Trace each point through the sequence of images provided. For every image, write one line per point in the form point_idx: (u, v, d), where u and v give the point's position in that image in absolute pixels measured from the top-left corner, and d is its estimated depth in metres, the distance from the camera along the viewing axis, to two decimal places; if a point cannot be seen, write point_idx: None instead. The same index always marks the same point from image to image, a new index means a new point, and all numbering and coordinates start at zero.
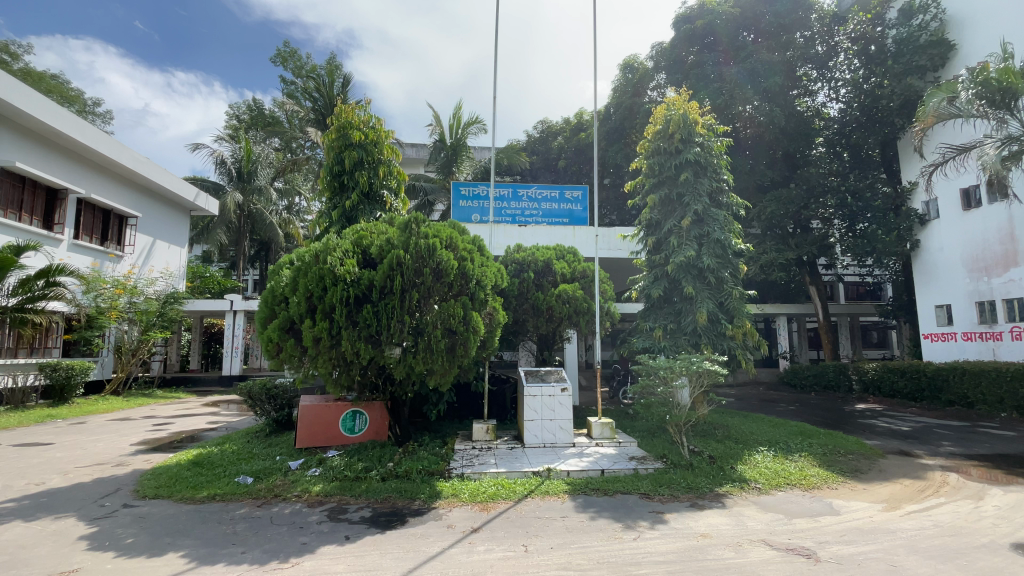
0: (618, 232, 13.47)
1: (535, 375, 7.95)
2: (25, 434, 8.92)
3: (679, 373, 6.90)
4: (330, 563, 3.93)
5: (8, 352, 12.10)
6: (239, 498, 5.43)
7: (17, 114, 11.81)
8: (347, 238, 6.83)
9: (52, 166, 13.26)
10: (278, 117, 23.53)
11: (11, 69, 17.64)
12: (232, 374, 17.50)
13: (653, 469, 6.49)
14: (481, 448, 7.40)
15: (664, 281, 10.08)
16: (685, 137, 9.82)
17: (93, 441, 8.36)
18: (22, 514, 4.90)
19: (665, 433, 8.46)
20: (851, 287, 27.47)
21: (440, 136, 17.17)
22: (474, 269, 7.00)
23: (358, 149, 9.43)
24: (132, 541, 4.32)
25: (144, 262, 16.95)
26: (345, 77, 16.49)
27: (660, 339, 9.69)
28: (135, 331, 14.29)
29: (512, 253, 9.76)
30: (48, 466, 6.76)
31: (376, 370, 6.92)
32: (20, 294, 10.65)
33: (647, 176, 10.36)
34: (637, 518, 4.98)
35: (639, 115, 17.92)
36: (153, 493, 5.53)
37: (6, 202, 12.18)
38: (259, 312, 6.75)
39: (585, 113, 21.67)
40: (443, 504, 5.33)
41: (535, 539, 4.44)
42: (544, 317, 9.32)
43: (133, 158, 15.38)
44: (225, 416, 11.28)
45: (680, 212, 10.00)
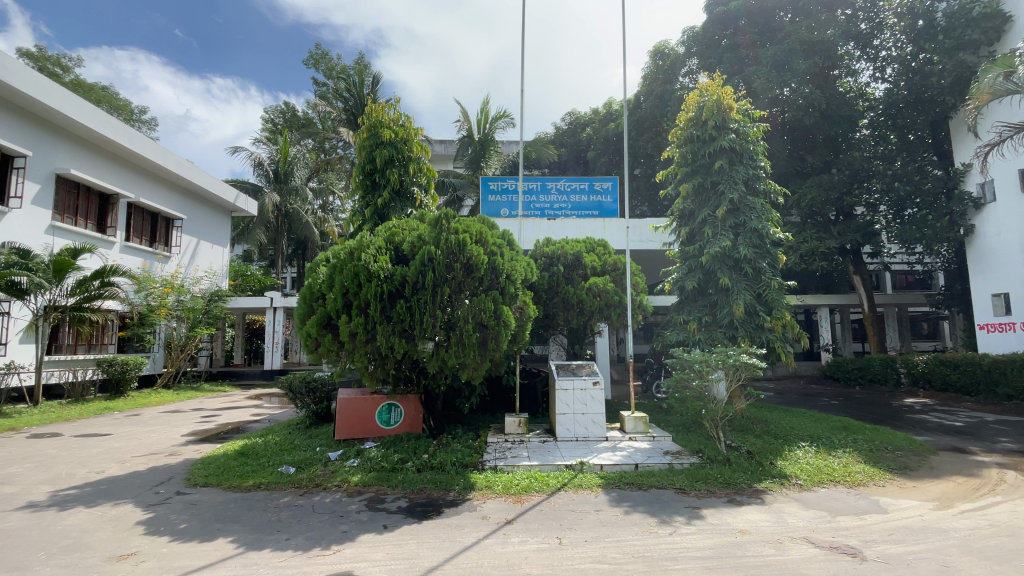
0: (650, 224, 13.20)
1: (567, 369, 7.91)
2: (87, 425, 9.55)
3: (715, 367, 6.71)
4: (370, 551, 4.04)
5: (68, 348, 12.92)
6: (282, 487, 5.65)
7: (72, 124, 12.55)
8: (380, 235, 6.97)
9: (103, 172, 14.01)
10: (312, 119, 24.19)
11: (63, 81, 18.68)
12: (273, 368, 18.17)
13: (689, 464, 6.39)
14: (514, 441, 7.44)
15: (698, 272, 9.85)
16: (719, 124, 9.56)
17: (148, 431, 8.87)
18: (84, 501, 5.23)
19: (701, 428, 8.30)
20: (899, 276, 26.26)
21: (468, 131, 17.19)
22: (504, 263, 7.02)
23: (389, 147, 9.60)
24: (186, 526, 4.56)
25: (190, 262, 17.74)
26: (375, 76, 16.76)
27: (695, 332, 9.53)
28: (183, 328, 14.99)
29: (542, 247, 9.73)
30: (106, 455, 7.18)
31: (410, 364, 7.06)
32: (78, 294, 11.27)
33: (680, 164, 10.11)
34: (673, 514, 4.91)
35: (670, 102, 17.53)
36: (203, 481, 5.82)
37: (64, 207, 12.91)
38: (298, 309, 6.91)
39: (613, 103, 21.29)
40: (477, 495, 5.41)
41: (569, 532, 4.44)
42: (575, 310, 9.21)
43: (177, 163, 16.08)
44: (269, 408, 11.74)
45: (714, 200, 9.72)
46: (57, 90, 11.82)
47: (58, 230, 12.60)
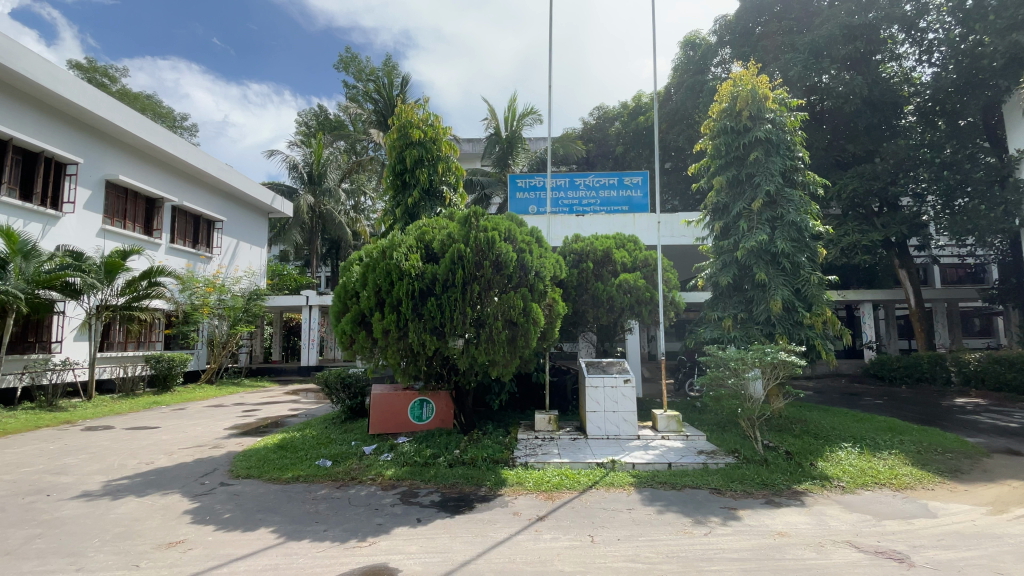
0: (682, 218, 12.91)
1: (597, 367, 7.85)
2: (137, 418, 10.05)
3: (751, 365, 6.52)
4: (404, 544, 4.11)
5: (118, 345, 13.59)
6: (319, 480, 5.81)
7: (120, 132, 13.20)
8: (411, 234, 7.06)
9: (149, 177, 14.68)
10: (343, 121, 24.71)
11: (111, 91, 19.67)
12: (309, 364, 18.70)
13: (724, 464, 6.24)
14: (544, 438, 7.42)
15: (734, 268, 9.57)
16: (754, 114, 9.30)
17: (192, 425, 9.27)
18: (135, 491, 5.51)
19: (737, 427, 8.10)
20: (949, 270, 24.99)
21: (496, 129, 17.22)
22: (534, 260, 7.01)
23: (418, 147, 9.72)
24: (229, 516, 4.75)
25: (230, 262, 18.45)
26: (404, 77, 16.97)
27: (730, 329, 9.29)
28: (225, 325, 15.59)
29: (571, 243, 9.61)
30: (154, 447, 7.54)
31: (441, 361, 7.14)
32: (127, 293, 11.88)
33: (713, 157, 9.86)
34: (709, 514, 4.82)
35: (702, 93, 17.13)
36: (245, 473, 6.04)
37: (113, 211, 13.59)
38: (333, 306, 7.07)
39: (643, 96, 20.93)
40: (509, 491, 5.43)
41: (602, 530, 4.41)
42: (605, 307, 9.11)
43: (217, 167, 16.70)
44: (305, 403, 12.11)
45: (749, 193, 9.45)
46: (106, 100, 12.46)
47: (108, 233, 13.31)
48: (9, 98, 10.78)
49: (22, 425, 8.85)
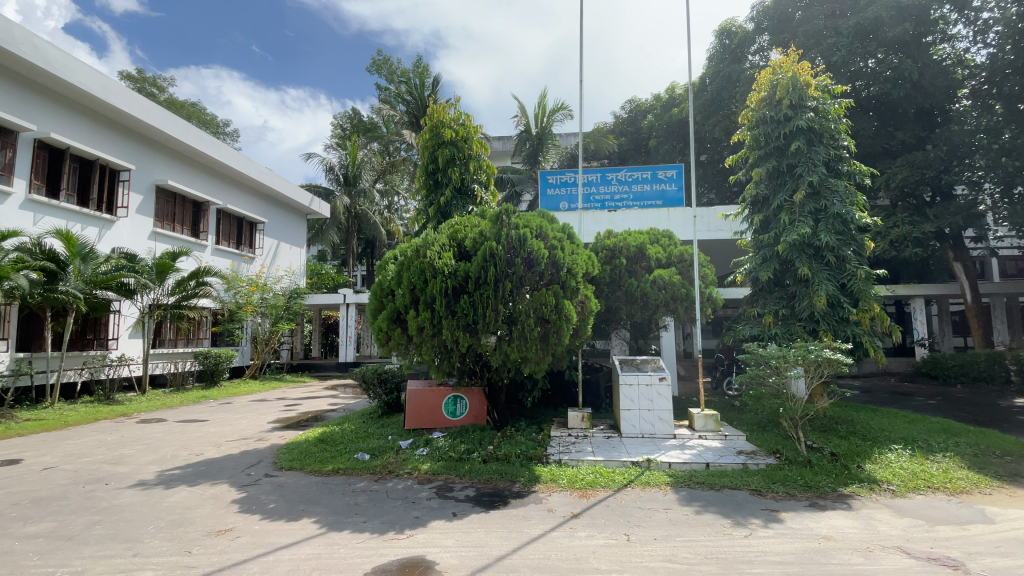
0: (719, 212, 12.56)
1: (631, 364, 7.77)
2: (188, 412, 10.57)
3: (793, 363, 6.29)
4: (441, 537, 4.18)
5: (169, 342, 14.30)
6: (358, 473, 5.97)
7: (168, 139, 13.85)
8: (444, 233, 7.14)
9: (195, 181, 15.36)
10: (376, 123, 25.18)
11: (159, 100, 20.69)
12: (347, 360, 19.20)
13: (765, 465, 6.05)
14: (577, 436, 7.39)
15: (774, 262, 9.24)
16: (795, 102, 8.95)
17: (239, 418, 9.68)
18: (187, 480, 5.80)
19: (779, 427, 7.84)
20: (1010, 262, 23.45)
21: (526, 126, 17.19)
22: (565, 257, 6.97)
23: (450, 147, 9.83)
24: (274, 506, 4.94)
25: (271, 262, 19.15)
26: (434, 78, 17.11)
27: (770, 326, 8.99)
28: (267, 323, 16.20)
29: (603, 239, 9.47)
30: (204, 439, 7.92)
31: (474, 358, 7.20)
32: (177, 293, 12.49)
33: (752, 148, 9.55)
34: (748, 516, 4.69)
35: (739, 82, 16.61)
36: (288, 465, 6.26)
37: (163, 215, 14.31)
38: (369, 304, 7.23)
39: (677, 87, 20.49)
40: (543, 487, 5.44)
41: (638, 529, 4.36)
42: (638, 304, 8.97)
43: (258, 171, 17.33)
44: (344, 398, 12.46)
45: (791, 184, 9.10)
46: (155, 109, 13.11)
47: (159, 236, 14.04)
48: (69, 111, 11.49)
49: (84, 417, 9.45)
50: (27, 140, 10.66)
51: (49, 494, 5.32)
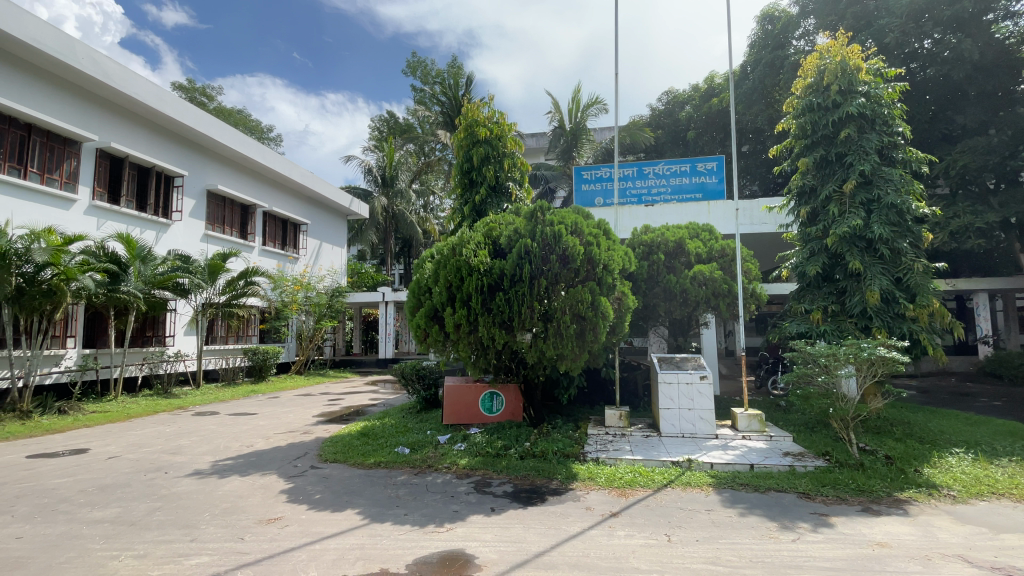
0: (762, 204, 12.08)
1: (671, 362, 7.59)
2: (238, 405, 11.09)
3: (844, 362, 5.99)
4: (480, 531, 4.23)
5: (221, 339, 15.03)
6: (399, 466, 6.11)
7: (217, 145, 14.51)
8: (479, 231, 7.20)
9: (243, 185, 16.05)
10: (412, 124, 25.60)
11: (209, 109, 21.72)
12: (386, 356, 19.65)
13: (813, 467, 5.81)
14: (615, 435, 7.30)
15: (822, 256, 8.82)
16: (845, 88, 8.51)
17: (285, 412, 10.09)
18: (239, 471, 6.10)
19: (829, 428, 7.51)
20: None
21: (560, 121, 17.05)
22: (601, 253, 6.88)
23: (485, 145, 9.89)
24: (320, 497, 5.13)
25: (314, 262, 19.81)
26: (467, 77, 17.20)
27: (819, 323, 8.59)
28: (311, 320, 16.78)
29: (640, 235, 9.30)
30: (254, 432, 8.30)
31: (509, 355, 7.22)
32: (227, 292, 13.09)
33: (798, 137, 9.15)
34: (796, 519, 4.52)
35: (783, 69, 15.93)
36: (333, 457, 6.48)
37: (214, 219, 15.03)
38: (407, 302, 7.35)
39: (716, 77, 19.86)
40: (580, 486, 5.40)
41: (679, 529, 4.28)
42: (677, 301, 8.77)
43: (301, 174, 17.93)
44: (384, 393, 12.75)
45: (841, 174, 8.68)
46: (205, 117, 13.77)
47: (210, 238, 14.77)
48: (127, 121, 12.20)
49: (144, 410, 10.07)
50: (89, 150, 11.38)
51: (114, 481, 5.69)
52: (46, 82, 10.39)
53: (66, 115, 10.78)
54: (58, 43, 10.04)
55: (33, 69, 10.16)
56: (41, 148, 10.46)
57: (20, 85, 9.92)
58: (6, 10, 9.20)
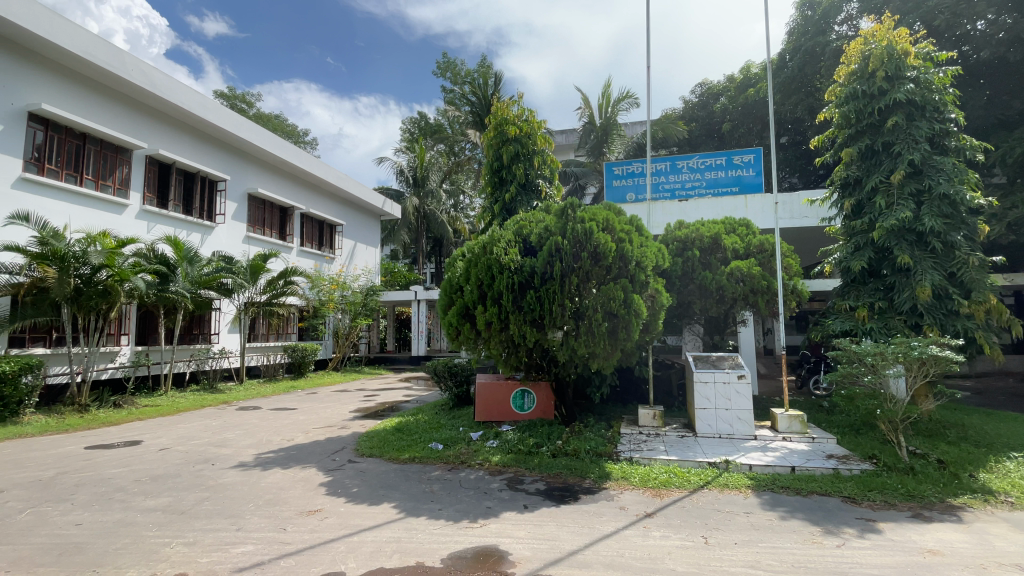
0: (803, 197, 11.64)
1: (707, 361, 7.40)
2: (278, 401, 11.50)
3: (892, 361, 5.70)
4: (514, 528, 4.25)
5: (262, 336, 15.58)
6: (433, 462, 6.20)
7: (256, 150, 15.03)
8: (509, 229, 7.23)
9: (281, 188, 16.57)
10: (443, 124, 25.86)
11: (248, 115, 22.54)
12: (419, 354, 19.97)
13: (859, 471, 5.57)
14: (649, 434, 7.19)
15: (868, 251, 8.43)
16: (892, 73, 8.10)
17: (324, 407, 10.40)
18: (281, 463, 6.32)
19: (876, 430, 7.18)
20: None
21: (590, 117, 16.89)
22: (634, 249, 6.76)
23: (515, 143, 9.89)
24: (357, 490, 5.26)
25: (349, 262, 20.30)
26: (497, 76, 17.22)
27: (865, 321, 8.20)
28: (347, 318, 17.22)
29: (674, 231, 9.11)
30: (294, 426, 8.59)
31: (540, 353, 7.22)
32: (268, 292, 13.57)
33: (841, 126, 8.77)
34: (841, 524, 4.35)
35: (825, 56, 15.29)
36: (369, 452, 6.63)
37: (254, 221, 15.59)
38: (440, 300, 7.43)
39: (752, 67, 19.23)
40: (614, 485, 5.35)
41: (717, 532, 4.18)
42: (713, 298, 8.56)
43: (336, 176, 18.36)
44: (418, 390, 12.97)
45: (887, 164, 8.27)
46: (245, 123, 14.29)
47: (252, 240, 15.32)
48: (173, 128, 12.79)
49: (192, 404, 10.57)
50: (139, 157, 11.99)
51: (165, 472, 6.00)
52: (98, 93, 11.00)
53: (117, 123, 11.37)
54: (109, 56, 10.62)
55: (87, 81, 10.77)
56: (95, 156, 11.09)
57: (75, 97, 10.53)
58: (62, 26, 9.78)
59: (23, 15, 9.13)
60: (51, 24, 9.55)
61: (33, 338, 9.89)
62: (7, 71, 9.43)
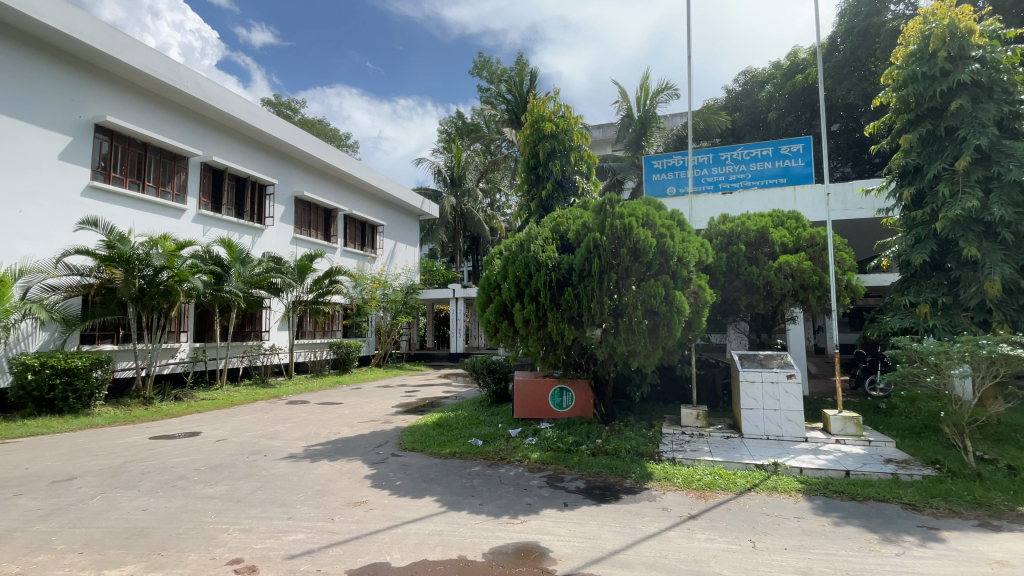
0: (857, 187, 11.03)
1: (753, 360, 7.16)
2: (324, 396, 11.92)
3: (958, 360, 5.29)
4: (554, 526, 4.24)
5: (309, 334, 16.17)
6: (473, 457, 6.28)
7: (301, 154, 15.61)
8: (547, 226, 7.23)
9: (325, 191, 17.15)
10: (479, 124, 26.05)
11: (294, 121, 23.42)
12: (458, 351, 20.24)
13: (921, 476, 5.25)
14: (693, 435, 7.02)
15: (930, 243, 7.90)
16: (955, 54, 7.58)
17: (367, 402, 10.70)
18: (328, 456, 6.56)
19: (940, 434, 6.74)
20: None
21: (628, 111, 16.58)
22: (675, 245, 6.61)
23: (551, 140, 9.83)
24: (400, 483, 5.39)
25: (390, 261, 20.78)
26: (532, 73, 17.19)
27: (927, 317, 7.70)
28: (388, 316, 17.65)
29: (717, 225, 8.83)
30: (339, 420, 8.88)
31: (578, 350, 7.17)
32: (314, 291, 14.08)
33: (898, 112, 8.26)
34: (901, 532, 4.11)
35: (880, 38, 14.42)
36: (411, 446, 6.78)
37: (301, 222, 16.20)
38: (477, 298, 7.47)
39: (800, 52, 18.34)
40: (656, 486, 5.26)
41: (765, 536, 4.04)
42: (760, 294, 8.26)
43: (377, 177, 18.84)
44: (457, 387, 13.13)
45: (951, 151, 7.72)
46: (291, 129, 14.86)
47: (298, 241, 15.93)
48: (224, 136, 13.43)
49: (245, 398, 11.11)
50: (195, 164, 12.67)
51: (222, 462, 6.34)
52: (157, 105, 11.70)
53: (174, 133, 12.06)
54: (166, 69, 11.28)
55: (147, 94, 11.49)
56: (155, 164, 11.79)
57: (136, 109, 11.24)
58: (124, 43, 10.47)
59: (89, 33, 9.84)
60: (114, 41, 10.25)
61: (102, 335, 10.61)
62: (76, 87, 10.18)
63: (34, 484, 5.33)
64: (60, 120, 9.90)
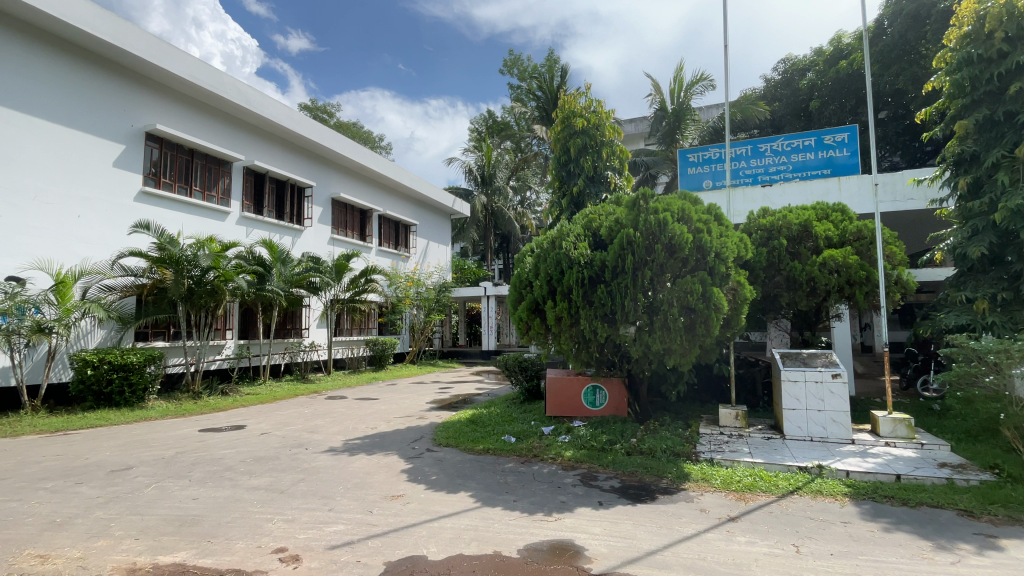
0: (908, 177, 10.48)
1: (796, 358, 6.91)
2: (361, 391, 12.22)
3: (1020, 360, 4.98)
4: (589, 524, 4.22)
5: (346, 331, 16.60)
6: (506, 454, 6.31)
7: (337, 157, 15.99)
8: (578, 223, 7.18)
9: (360, 191, 17.51)
10: (510, 121, 26.07)
11: (329, 123, 24.04)
12: (489, 348, 20.40)
13: (979, 482, 4.96)
14: (731, 435, 6.85)
15: (989, 234, 7.42)
16: (1015, 33, 7.09)
17: (402, 398, 10.91)
18: (365, 450, 6.72)
19: (1000, 437, 6.34)
20: None
21: (661, 104, 16.25)
22: (713, 240, 6.44)
23: (583, 135, 9.75)
24: (435, 478, 5.47)
25: (423, 260, 21.10)
26: (562, 69, 17.08)
27: (985, 313, 7.24)
28: (422, 314, 17.94)
29: (757, 219, 8.55)
30: (376, 415, 9.09)
31: (612, 348, 7.09)
32: (351, 289, 14.45)
33: (952, 97, 7.78)
34: (957, 540, 3.89)
35: (932, 19, 13.63)
36: (446, 442, 6.87)
37: (338, 223, 16.63)
38: (509, 296, 7.47)
39: (844, 37, 17.53)
40: (693, 486, 5.16)
41: (809, 540, 3.91)
42: (802, 290, 7.96)
43: (409, 177, 19.10)
44: (490, 383, 13.22)
45: (1012, 136, 7.23)
46: (327, 132, 15.26)
47: (335, 241, 16.36)
48: (264, 140, 13.89)
49: (286, 393, 11.51)
50: (237, 169, 13.19)
51: (266, 454, 6.60)
52: (203, 112, 12.22)
53: (218, 139, 12.58)
54: (209, 78, 11.77)
55: (193, 103, 12.03)
56: (201, 169, 12.33)
57: (183, 117, 11.78)
58: (171, 54, 11.00)
59: (139, 46, 10.38)
60: (161, 53, 10.78)
61: (155, 332, 11.22)
62: (128, 98, 10.76)
63: (94, 473, 5.68)
64: (115, 129, 10.48)
